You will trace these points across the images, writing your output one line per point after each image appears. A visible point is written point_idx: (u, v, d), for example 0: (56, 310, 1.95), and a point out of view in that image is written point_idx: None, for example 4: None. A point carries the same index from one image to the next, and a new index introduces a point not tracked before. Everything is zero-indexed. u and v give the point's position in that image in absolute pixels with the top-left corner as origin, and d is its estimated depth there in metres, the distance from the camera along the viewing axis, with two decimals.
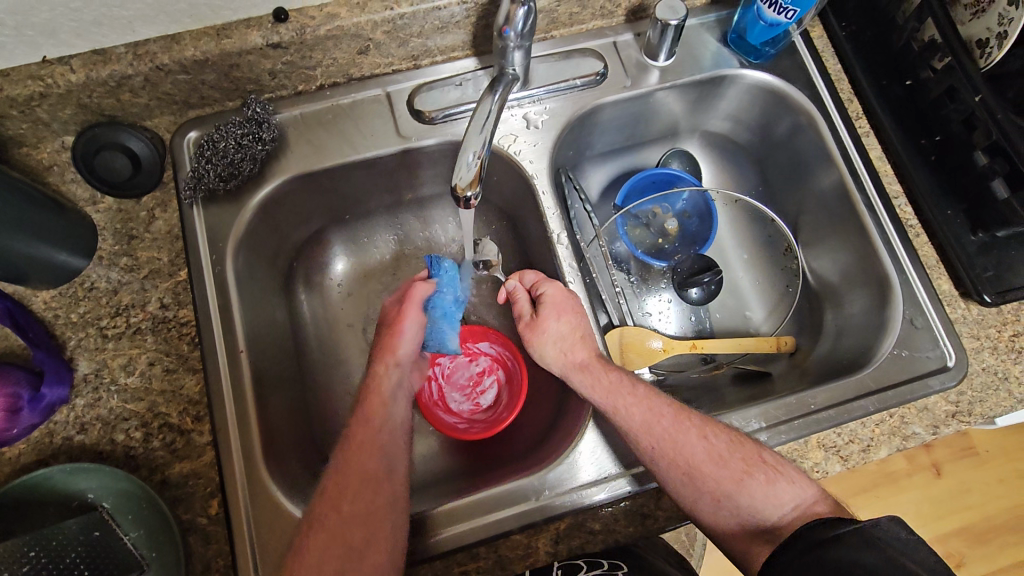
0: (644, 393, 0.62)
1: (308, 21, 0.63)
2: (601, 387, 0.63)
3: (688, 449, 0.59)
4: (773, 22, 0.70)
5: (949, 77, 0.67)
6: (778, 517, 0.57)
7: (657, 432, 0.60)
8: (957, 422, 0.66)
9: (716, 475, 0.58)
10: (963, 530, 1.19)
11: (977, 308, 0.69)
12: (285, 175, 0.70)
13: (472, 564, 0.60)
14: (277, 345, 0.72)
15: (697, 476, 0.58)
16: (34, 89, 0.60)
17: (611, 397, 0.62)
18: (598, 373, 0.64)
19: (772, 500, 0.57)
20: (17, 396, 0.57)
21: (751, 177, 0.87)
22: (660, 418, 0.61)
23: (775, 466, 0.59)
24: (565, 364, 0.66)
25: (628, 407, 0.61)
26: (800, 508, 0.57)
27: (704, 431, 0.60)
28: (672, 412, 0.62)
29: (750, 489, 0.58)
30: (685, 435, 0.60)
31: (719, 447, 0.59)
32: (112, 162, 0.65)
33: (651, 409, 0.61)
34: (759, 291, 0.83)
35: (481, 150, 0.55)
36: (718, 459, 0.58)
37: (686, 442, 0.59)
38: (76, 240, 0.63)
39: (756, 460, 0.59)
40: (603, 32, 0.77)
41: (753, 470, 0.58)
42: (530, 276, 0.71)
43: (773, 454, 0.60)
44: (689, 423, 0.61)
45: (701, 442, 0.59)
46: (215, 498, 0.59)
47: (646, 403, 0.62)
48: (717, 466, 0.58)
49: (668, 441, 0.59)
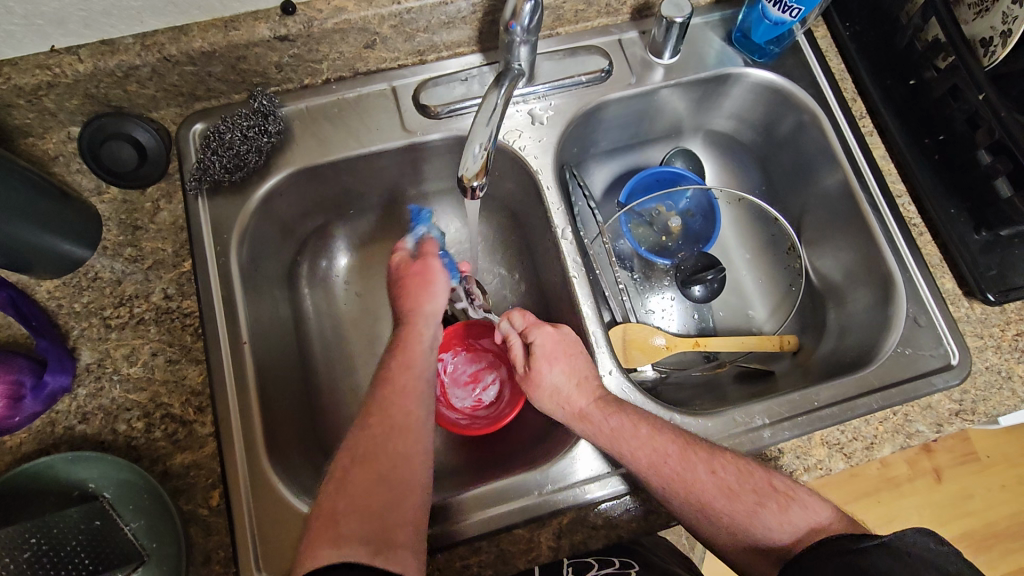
0: (647, 431, 0.60)
1: (315, 14, 0.64)
2: (605, 435, 0.60)
3: (698, 488, 0.58)
4: (778, 21, 0.70)
5: (952, 77, 0.67)
6: (794, 541, 0.57)
7: (666, 473, 0.58)
8: (961, 420, 0.66)
9: (729, 507, 0.57)
10: (966, 535, 1.18)
11: (981, 307, 0.69)
12: (289, 168, 0.70)
13: (474, 557, 0.59)
14: (280, 338, 0.72)
15: (709, 509, 0.58)
16: (42, 79, 0.60)
17: (615, 443, 0.60)
18: (600, 419, 0.61)
19: (788, 528, 0.57)
20: (19, 384, 0.57)
21: (754, 176, 0.87)
22: (666, 458, 0.58)
23: (787, 493, 0.58)
24: (566, 413, 0.64)
25: (635, 449, 0.59)
26: (816, 530, 0.57)
27: (713, 465, 0.58)
28: (678, 450, 0.59)
29: (765, 519, 0.57)
30: (694, 472, 0.58)
31: (729, 479, 0.58)
32: (119, 152, 0.65)
33: (656, 450, 0.59)
34: (762, 291, 0.84)
35: (488, 143, 0.56)
36: (728, 492, 0.58)
37: (697, 480, 0.58)
38: (81, 230, 0.63)
39: (766, 489, 0.58)
40: (608, 29, 0.77)
41: (766, 500, 0.58)
42: (519, 320, 0.70)
43: (782, 478, 0.60)
44: (696, 459, 0.59)
45: (710, 477, 0.58)
46: (216, 489, 0.59)
47: (652, 442, 0.59)
48: (728, 499, 0.58)
49: (679, 481, 0.58)
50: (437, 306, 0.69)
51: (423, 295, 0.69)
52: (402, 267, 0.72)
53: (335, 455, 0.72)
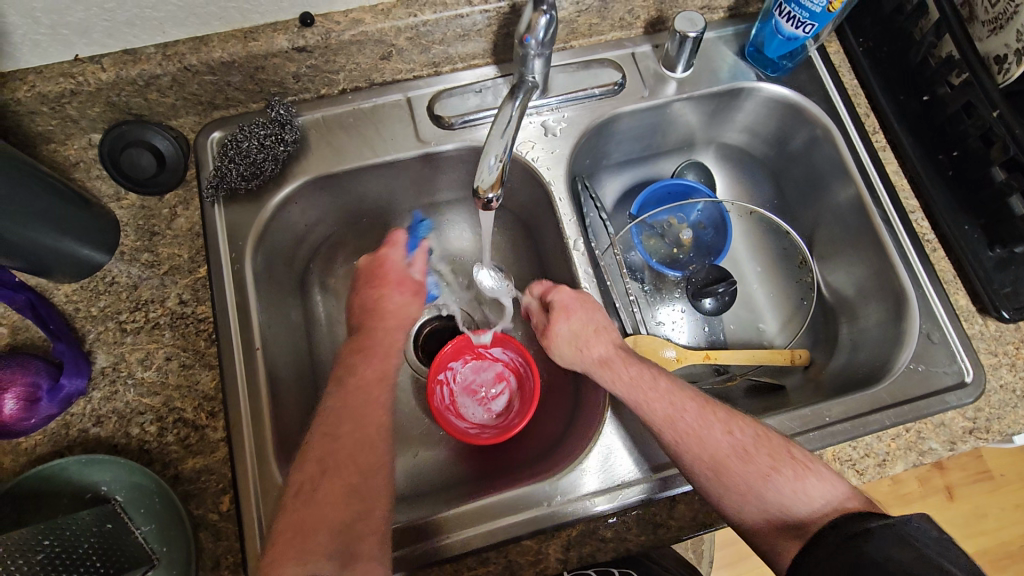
0: (666, 388, 0.62)
1: (333, 26, 0.65)
2: (623, 382, 0.62)
3: (714, 445, 0.59)
4: (791, 37, 0.71)
5: (967, 93, 0.67)
6: (808, 512, 0.56)
7: (681, 428, 0.59)
8: (974, 439, 0.65)
9: (744, 470, 0.58)
10: (980, 555, 1.16)
11: (994, 325, 0.69)
12: (305, 176, 0.71)
13: (482, 568, 0.59)
14: (293, 345, 0.73)
15: (724, 473, 0.58)
16: (65, 87, 0.61)
17: (633, 391, 0.62)
18: (620, 367, 0.64)
19: (802, 497, 0.57)
20: (35, 386, 0.58)
21: (767, 188, 0.87)
22: (683, 412, 0.60)
23: (805, 462, 0.58)
24: (585, 361, 0.66)
25: (652, 403, 0.61)
26: (831, 504, 0.56)
27: (729, 426, 0.60)
28: (696, 407, 0.61)
29: (779, 484, 0.57)
30: (709, 430, 0.59)
31: (745, 442, 0.59)
32: (137, 159, 0.67)
33: (674, 403, 0.61)
34: (773, 304, 0.83)
35: (503, 154, 0.56)
36: (743, 453, 0.58)
37: (711, 436, 0.59)
38: (99, 236, 0.64)
39: (782, 454, 0.58)
40: (621, 43, 0.78)
41: (780, 465, 0.57)
42: (539, 288, 0.72)
43: (802, 450, 0.59)
44: (714, 418, 0.60)
45: (727, 437, 0.59)
46: (226, 495, 0.59)
47: (670, 396, 0.61)
48: (742, 461, 0.58)
49: (693, 436, 0.59)
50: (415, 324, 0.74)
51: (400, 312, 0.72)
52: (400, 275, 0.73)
53: None
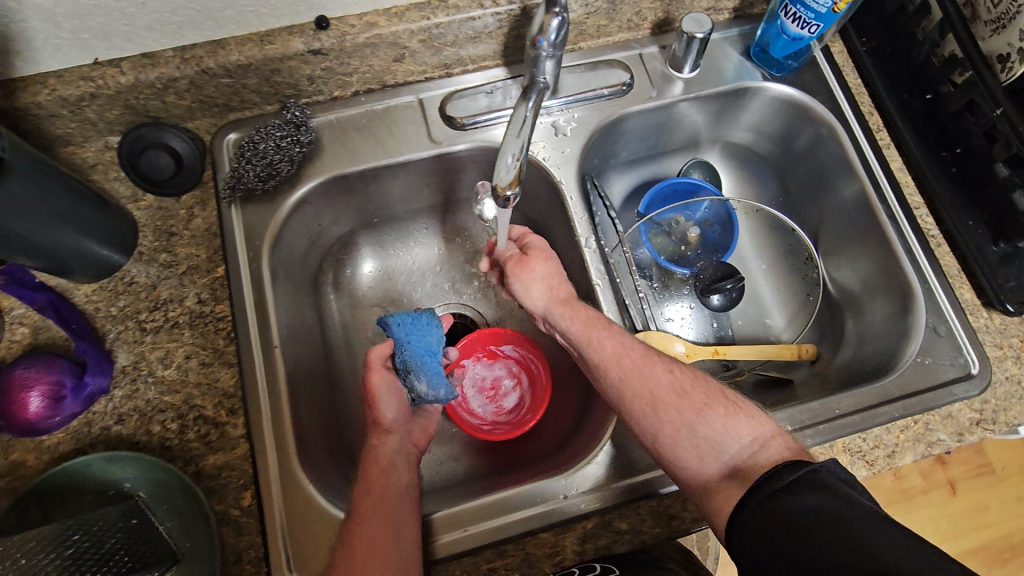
0: (615, 329, 0.64)
1: (348, 29, 0.66)
2: (579, 321, 0.64)
3: (653, 379, 0.60)
4: (796, 37, 0.72)
5: (969, 92, 0.69)
6: (738, 449, 0.56)
7: (626, 363, 0.61)
8: (981, 430, 0.66)
9: (678, 405, 0.59)
10: (982, 548, 1.17)
11: (999, 318, 0.70)
12: (320, 177, 0.72)
13: (500, 561, 0.60)
14: (308, 343, 0.74)
15: (661, 408, 0.59)
16: (86, 90, 0.62)
17: (587, 331, 0.64)
18: (579, 308, 0.66)
19: (732, 434, 0.56)
20: (59, 384, 0.59)
21: (772, 186, 0.88)
22: (629, 351, 0.62)
23: (739, 403, 0.59)
24: (548, 300, 0.68)
25: (598, 341, 0.63)
26: (759, 440, 0.56)
27: (671, 365, 0.62)
28: (642, 349, 0.63)
29: (710, 419, 0.57)
30: (651, 367, 0.61)
31: (684, 380, 0.60)
32: (157, 161, 0.68)
33: (622, 343, 0.63)
34: (780, 300, 0.84)
35: (520, 154, 0.58)
36: (681, 391, 0.59)
37: (653, 374, 0.61)
38: (118, 237, 0.65)
39: (717, 395, 0.59)
40: (629, 44, 0.79)
41: (714, 402, 0.59)
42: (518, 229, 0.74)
43: (739, 396, 0.60)
44: (658, 359, 0.62)
45: (667, 375, 0.61)
46: (247, 490, 0.60)
47: (619, 337, 0.63)
48: (681, 398, 0.59)
49: (636, 371, 0.61)
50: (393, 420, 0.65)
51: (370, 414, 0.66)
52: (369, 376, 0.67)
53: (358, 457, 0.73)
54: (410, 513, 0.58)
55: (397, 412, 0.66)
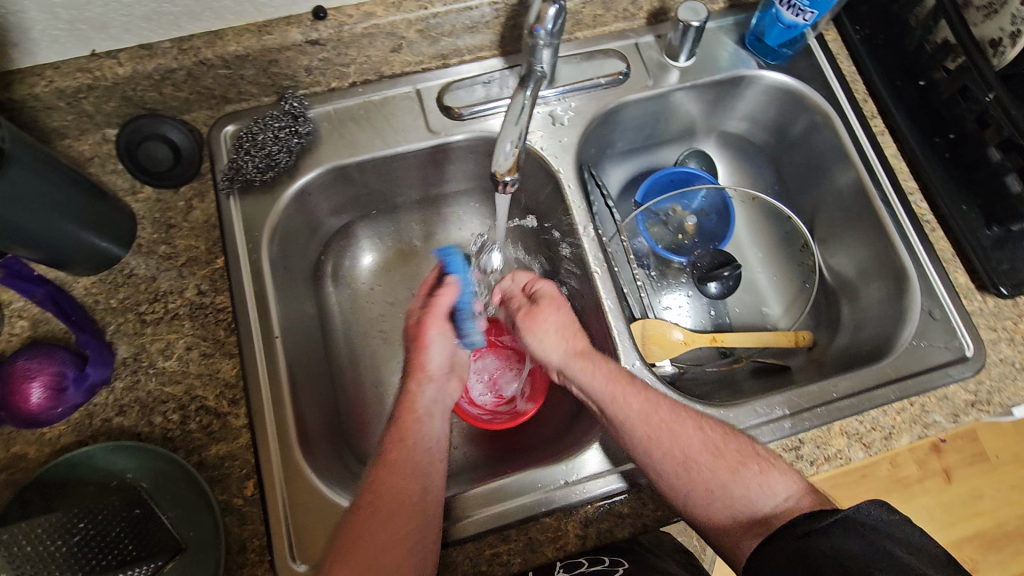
0: (639, 384, 0.62)
1: (346, 19, 0.66)
2: (602, 376, 0.62)
3: (684, 440, 0.59)
4: (790, 24, 0.73)
5: (963, 77, 0.70)
6: (772, 506, 0.57)
7: (655, 422, 0.60)
8: (977, 411, 0.67)
9: (711, 465, 0.58)
10: (977, 535, 1.19)
11: (993, 301, 0.71)
12: (318, 168, 0.72)
13: (504, 546, 0.61)
14: (308, 335, 0.74)
15: (693, 467, 0.59)
16: (83, 82, 0.62)
17: (610, 386, 0.61)
18: (599, 361, 0.63)
19: (766, 491, 0.57)
20: (61, 375, 0.59)
21: (768, 175, 0.89)
22: (656, 408, 0.61)
23: (769, 459, 0.59)
24: (565, 353, 0.65)
25: (626, 399, 0.61)
26: (792, 498, 0.57)
27: (700, 423, 0.61)
28: (669, 405, 0.61)
29: (744, 479, 0.58)
30: (680, 426, 0.60)
31: (714, 438, 0.60)
32: (155, 152, 0.67)
33: (648, 400, 0.61)
34: (776, 287, 0.85)
35: (518, 141, 0.59)
36: (713, 449, 0.59)
37: (683, 432, 0.60)
38: (117, 229, 0.65)
39: (748, 452, 0.59)
40: (625, 33, 0.79)
41: (746, 460, 0.58)
42: (523, 278, 0.71)
43: (767, 449, 0.61)
44: (684, 414, 0.61)
45: (696, 432, 0.60)
46: (250, 480, 0.60)
47: (645, 393, 0.61)
48: (713, 456, 0.59)
49: (665, 430, 0.59)
50: (437, 367, 0.64)
51: (416, 367, 0.64)
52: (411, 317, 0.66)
53: (359, 448, 0.73)
54: (435, 462, 0.59)
55: (443, 359, 0.65)
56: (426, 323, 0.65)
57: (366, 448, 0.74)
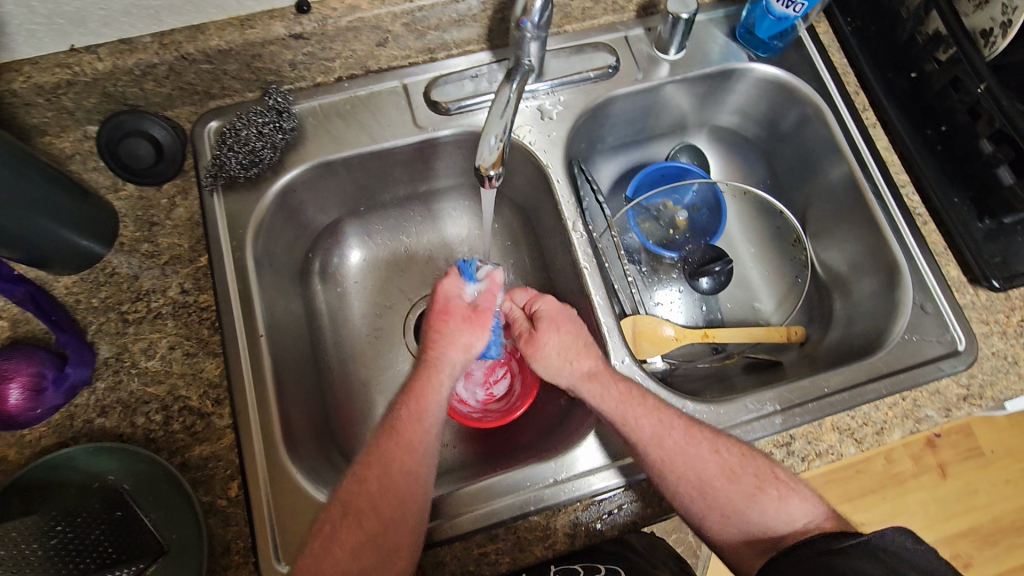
0: (653, 405, 0.61)
1: (329, 12, 0.65)
2: (610, 399, 0.61)
3: (699, 464, 0.58)
4: (781, 16, 0.72)
5: (954, 69, 0.69)
6: (788, 530, 0.58)
7: (669, 445, 0.59)
8: (969, 405, 0.66)
9: (728, 489, 0.58)
10: (972, 530, 1.18)
11: (985, 294, 0.70)
12: (304, 164, 0.71)
13: (492, 545, 0.60)
14: (294, 334, 0.73)
15: (707, 489, 0.59)
16: (62, 77, 0.61)
17: (621, 408, 0.61)
18: (608, 383, 0.62)
19: (784, 516, 0.58)
20: (41, 376, 0.58)
21: (760, 169, 0.88)
22: (670, 430, 0.60)
23: (789, 483, 0.59)
24: (572, 374, 0.64)
25: (638, 420, 0.60)
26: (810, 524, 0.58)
27: (716, 444, 0.59)
28: (683, 425, 0.60)
29: (763, 504, 0.58)
30: (695, 448, 0.59)
31: (732, 461, 0.59)
32: (136, 148, 0.66)
33: (662, 422, 0.60)
34: (768, 282, 0.85)
35: (503, 134, 0.58)
36: (730, 473, 0.58)
37: (698, 456, 0.59)
38: (99, 227, 0.63)
39: (768, 475, 0.59)
40: (614, 27, 0.79)
41: (765, 485, 0.58)
42: (521, 296, 0.71)
43: (786, 469, 0.60)
44: (700, 436, 0.60)
45: (712, 456, 0.59)
46: (234, 480, 0.59)
47: (657, 415, 0.60)
48: (728, 480, 0.59)
49: (680, 454, 0.58)
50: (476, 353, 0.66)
51: (461, 342, 0.64)
52: (452, 301, 0.65)
53: (347, 447, 0.72)
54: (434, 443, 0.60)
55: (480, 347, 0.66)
56: (487, 306, 0.67)
57: (354, 447, 0.73)
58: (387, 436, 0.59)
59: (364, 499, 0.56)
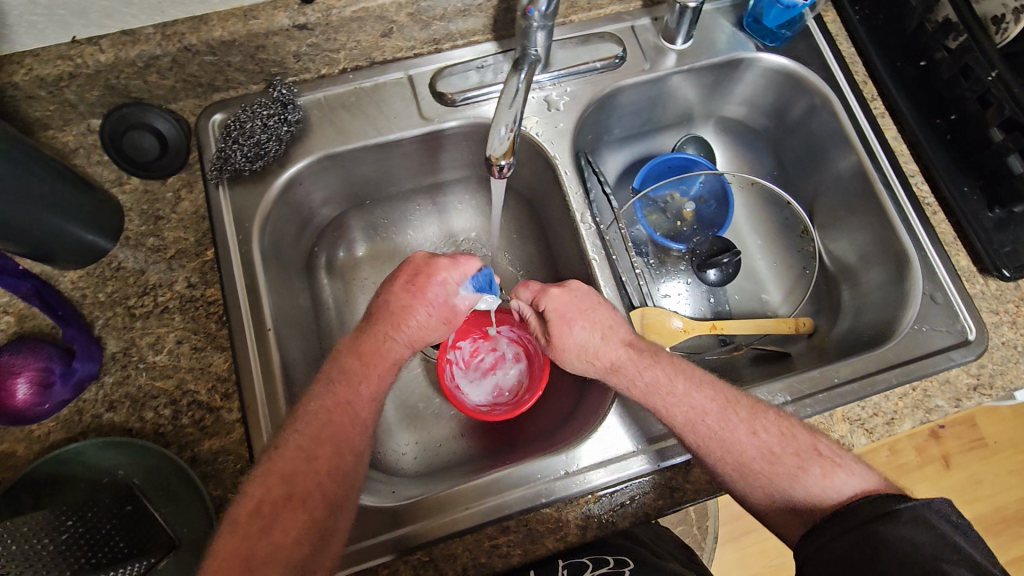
0: (682, 390, 0.61)
1: (333, 2, 0.64)
2: (638, 388, 0.61)
3: (736, 445, 0.58)
4: (790, 5, 0.71)
5: (965, 56, 0.69)
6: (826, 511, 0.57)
7: (703, 431, 0.58)
8: (979, 395, 0.66)
9: (769, 468, 0.58)
10: (976, 520, 1.19)
11: (995, 284, 0.70)
12: (310, 156, 0.70)
13: (503, 537, 0.60)
14: (302, 328, 0.72)
15: (748, 470, 0.58)
16: (64, 69, 0.60)
17: (650, 397, 0.61)
18: (634, 374, 0.62)
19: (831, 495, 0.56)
20: (48, 371, 0.57)
21: (766, 161, 0.88)
22: (704, 415, 0.59)
23: (832, 458, 0.58)
24: (598, 370, 0.64)
25: (670, 407, 0.60)
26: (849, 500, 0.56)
27: (753, 425, 0.59)
28: (717, 407, 0.60)
29: (806, 483, 0.57)
30: (732, 430, 0.58)
31: (770, 441, 0.58)
32: (140, 141, 0.66)
33: (694, 407, 0.59)
34: (776, 273, 0.84)
35: (513, 125, 0.58)
36: (769, 454, 0.58)
37: (735, 438, 0.58)
38: (104, 221, 0.63)
39: (809, 453, 0.58)
40: (620, 17, 0.78)
41: (807, 463, 0.57)
42: (527, 294, 0.68)
43: (829, 444, 0.59)
44: (736, 418, 0.59)
45: (751, 438, 0.58)
46: (244, 474, 0.59)
47: (689, 399, 0.60)
48: (768, 461, 0.58)
49: (716, 438, 0.58)
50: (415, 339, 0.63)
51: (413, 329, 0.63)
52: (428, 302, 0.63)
53: None
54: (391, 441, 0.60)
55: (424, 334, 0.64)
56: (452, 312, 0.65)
57: None
58: (366, 421, 0.59)
59: (311, 480, 0.54)
